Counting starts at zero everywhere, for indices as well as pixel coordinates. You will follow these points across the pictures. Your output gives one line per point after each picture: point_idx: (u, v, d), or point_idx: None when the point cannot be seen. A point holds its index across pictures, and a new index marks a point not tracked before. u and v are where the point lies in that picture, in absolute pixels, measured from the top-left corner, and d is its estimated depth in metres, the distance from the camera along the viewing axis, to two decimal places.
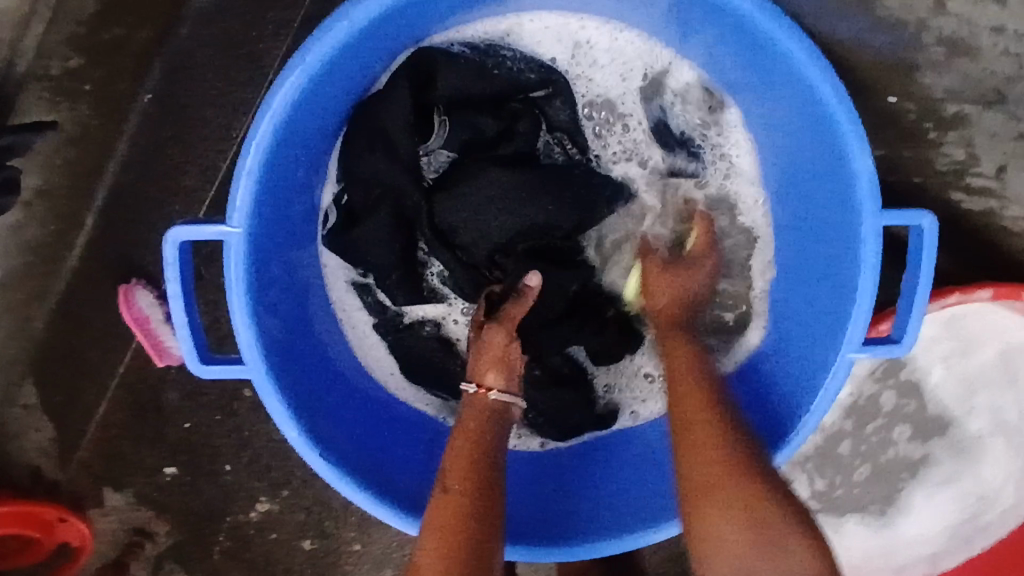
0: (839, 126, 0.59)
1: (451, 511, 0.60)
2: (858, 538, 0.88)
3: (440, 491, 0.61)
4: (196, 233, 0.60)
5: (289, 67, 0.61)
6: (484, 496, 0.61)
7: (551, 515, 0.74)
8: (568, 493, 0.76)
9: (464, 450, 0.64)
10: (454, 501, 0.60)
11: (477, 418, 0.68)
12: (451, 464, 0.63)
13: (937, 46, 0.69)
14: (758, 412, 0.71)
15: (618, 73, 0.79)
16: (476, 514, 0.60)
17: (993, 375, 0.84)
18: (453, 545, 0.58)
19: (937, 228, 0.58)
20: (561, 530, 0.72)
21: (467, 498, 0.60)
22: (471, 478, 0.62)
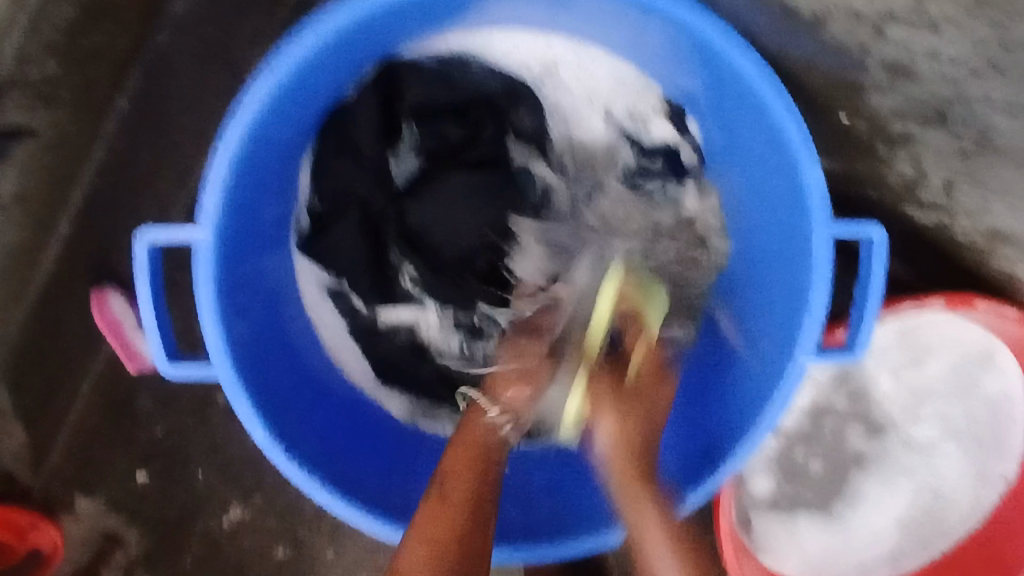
0: (791, 139, 0.61)
1: (447, 526, 0.59)
2: (816, 538, 0.89)
3: (438, 495, 0.61)
4: (169, 235, 0.62)
5: (261, 76, 0.63)
6: (482, 504, 0.61)
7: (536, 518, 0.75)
8: (555, 495, 0.77)
9: (467, 458, 0.63)
10: (449, 513, 0.60)
11: (478, 431, 0.65)
12: (453, 469, 0.63)
13: (876, 71, 0.64)
14: (724, 416, 0.72)
15: (584, 87, 0.80)
16: (470, 525, 0.60)
17: (943, 384, 0.88)
18: (434, 559, 0.58)
19: (887, 239, 0.61)
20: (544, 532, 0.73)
21: (463, 508, 0.60)
22: (470, 492, 0.61)
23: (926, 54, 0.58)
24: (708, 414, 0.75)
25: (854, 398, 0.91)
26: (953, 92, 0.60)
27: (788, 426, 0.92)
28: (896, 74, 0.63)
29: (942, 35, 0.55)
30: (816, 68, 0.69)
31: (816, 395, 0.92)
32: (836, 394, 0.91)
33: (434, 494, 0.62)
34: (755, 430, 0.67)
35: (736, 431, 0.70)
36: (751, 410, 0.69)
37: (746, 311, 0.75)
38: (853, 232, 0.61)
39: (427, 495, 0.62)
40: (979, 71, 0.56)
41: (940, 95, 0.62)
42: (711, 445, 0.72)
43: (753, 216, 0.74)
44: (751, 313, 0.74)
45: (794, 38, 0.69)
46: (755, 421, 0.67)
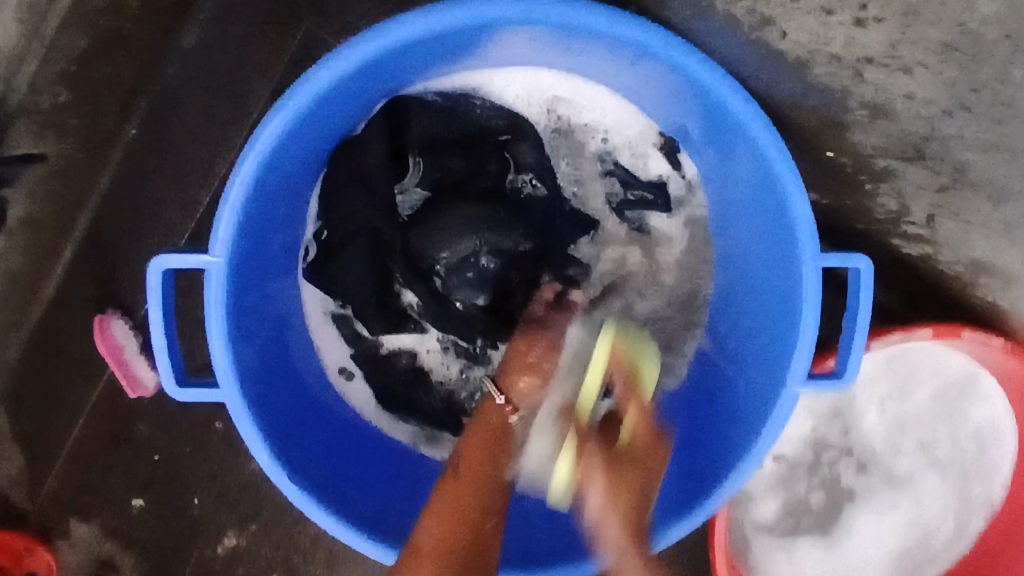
0: (780, 174, 0.64)
1: (461, 493, 0.65)
2: (809, 566, 0.91)
3: (453, 475, 0.67)
4: (180, 262, 0.63)
5: (274, 111, 0.65)
6: (493, 489, 0.67)
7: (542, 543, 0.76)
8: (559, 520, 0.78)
9: (482, 444, 0.71)
10: (462, 485, 0.66)
11: (496, 421, 0.74)
12: (469, 452, 0.70)
13: (857, 110, 0.68)
14: (719, 442, 0.74)
15: (582, 122, 0.83)
16: (483, 504, 0.65)
17: (928, 413, 0.90)
18: (450, 533, 0.61)
19: (872, 269, 0.63)
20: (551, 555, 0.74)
21: (477, 488, 0.66)
22: (486, 470, 0.68)
23: (901, 94, 0.63)
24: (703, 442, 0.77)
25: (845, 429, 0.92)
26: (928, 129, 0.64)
27: (788, 454, 0.93)
28: (876, 114, 0.67)
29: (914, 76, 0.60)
30: (802, 113, 0.74)
31: (813, 426, 0.93)
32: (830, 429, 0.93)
33: (452, 470, 0.68)
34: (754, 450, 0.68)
35: (733, 454, 0.71)
36: (747, 434, 0.70)
37: (736, 343, 0.78)
38: (841, 264, 0.63)
39: (444, 477, 0.68)
40: (951, 111, 0.60)
41: (918, 133, 0.65)
42: (701, 471, 0.74)
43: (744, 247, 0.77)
44: (741, 344, 0.77)
45: (779, 81, 0.72)
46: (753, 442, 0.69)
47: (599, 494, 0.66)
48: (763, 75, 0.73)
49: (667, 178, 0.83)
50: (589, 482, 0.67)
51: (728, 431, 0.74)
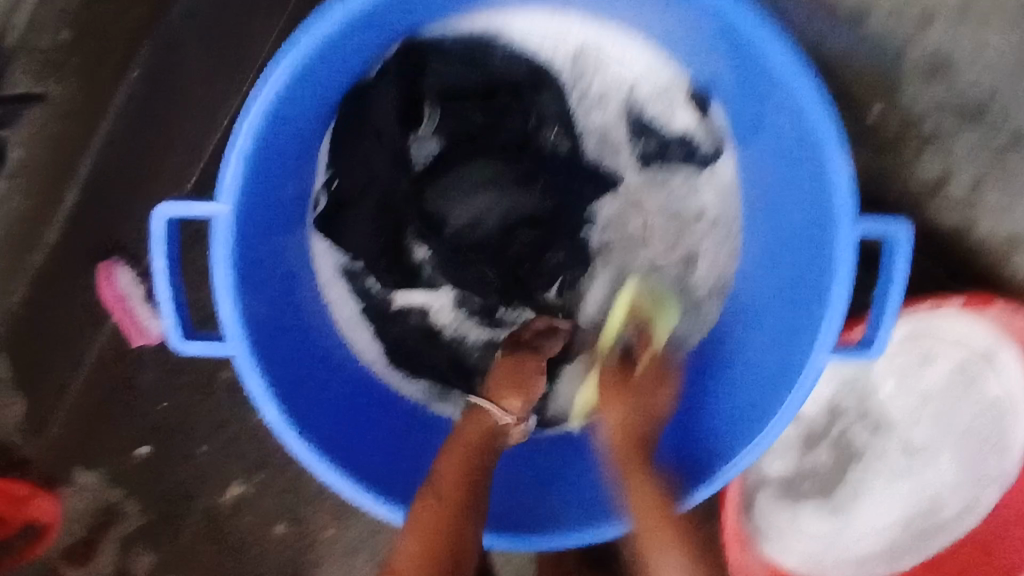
0: (819, 132, 0.60)
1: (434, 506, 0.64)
2: (814, 528, 0.89)
3: (430, 496, 0.65)
4: (187, 210, 0.61)
5: (285, 51, 0.62)
6: (468, 508, 0.64)
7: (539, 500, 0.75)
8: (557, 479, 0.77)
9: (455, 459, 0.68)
10: (437, 506, 0.64)
11: (479, 429, 0.70)
12: (447, 469, 0.67)
13: (911, 70, 0.69)
14: (730, 413, 0.73)
15: (607, 70, 0.79)
16: (455, 527, 0.63)
17: (947, 385, 0.87)
18: (422, 549, 0.61)
19: (912, 237, 0.60)
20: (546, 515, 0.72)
21: (450, 505, 0.64)
22: (463, 489, 0.65)
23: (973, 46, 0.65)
24: (708, 412, 0.75)
25: (858, 397, 0.90)
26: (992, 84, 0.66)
27: (811, 418, 0.91)
28: (935, 70, 0.68)
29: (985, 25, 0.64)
30: (851, 64, 0.73)
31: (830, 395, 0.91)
32: (855, 395, 0.90)
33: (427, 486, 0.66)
34: (772, 425, 0.66)
35: (746, 429, 0.70)
36: (763, 408, 0.69)
37: (759, 306, 0.75)
38: (877, 230, 0.60)
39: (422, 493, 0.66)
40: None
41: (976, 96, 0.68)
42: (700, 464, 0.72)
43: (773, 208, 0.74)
44: (764, 308, 0.74)
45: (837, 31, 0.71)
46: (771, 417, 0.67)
47: (613, 406, 0.70)
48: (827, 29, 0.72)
49: (695, 134, 0.79)
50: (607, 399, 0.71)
51: (735, 418, 0.72)
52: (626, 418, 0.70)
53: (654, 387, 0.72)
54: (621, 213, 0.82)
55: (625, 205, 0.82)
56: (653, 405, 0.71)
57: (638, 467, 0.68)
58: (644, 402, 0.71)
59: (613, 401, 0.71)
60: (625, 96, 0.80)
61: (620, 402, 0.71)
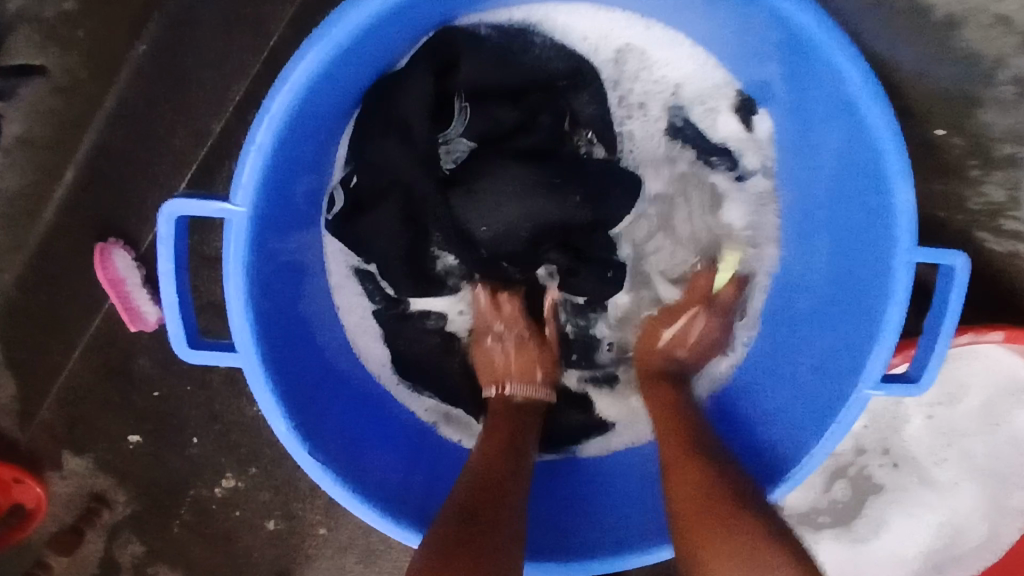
0: (885, 155, 0.56)
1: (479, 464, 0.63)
2: (830, 557, 0.87)
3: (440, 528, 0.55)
4: (194, 209, 0.56)
5: (313, 40, 0.57)
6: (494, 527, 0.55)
7: (550, 523, 0.71)
8: (572, 502, 0.73)
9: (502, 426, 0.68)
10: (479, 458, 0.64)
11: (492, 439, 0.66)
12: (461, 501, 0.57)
13: (1005, 85, 0.55)
14: (781, 435, 0.68)
15: (650, 73, 0.76)
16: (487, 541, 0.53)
17: (976, 419, 0.84)
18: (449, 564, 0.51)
19: (970, 270, 0.56)
20: (558, 543, 0.68)
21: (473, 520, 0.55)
22: (476, 507, 0.57)
23: None
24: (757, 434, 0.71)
25: (886, 430, 0.86)
26: None
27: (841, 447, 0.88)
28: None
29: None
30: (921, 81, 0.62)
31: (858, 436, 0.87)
32: (878, 433, 0.86)
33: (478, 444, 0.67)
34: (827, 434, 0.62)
35: (799, 445, 0.65)
36: (815, 421, 0.64)
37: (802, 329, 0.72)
38: (936, 262, 0.56)
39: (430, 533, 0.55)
40: None
41: None
42: (763, 451, 0.69)
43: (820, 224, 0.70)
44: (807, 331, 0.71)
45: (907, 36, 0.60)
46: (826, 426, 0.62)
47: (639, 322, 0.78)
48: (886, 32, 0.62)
49: (739, 142, 0.77)
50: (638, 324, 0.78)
51: (787, 437, 0.67)
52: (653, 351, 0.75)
53: (669, 317, 0.76)
54: (655, 224, 0.79)
55: (663, 213, 0.79)
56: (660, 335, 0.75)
57: (678, 449, 0.64)
58: (666, 339, 0.75)
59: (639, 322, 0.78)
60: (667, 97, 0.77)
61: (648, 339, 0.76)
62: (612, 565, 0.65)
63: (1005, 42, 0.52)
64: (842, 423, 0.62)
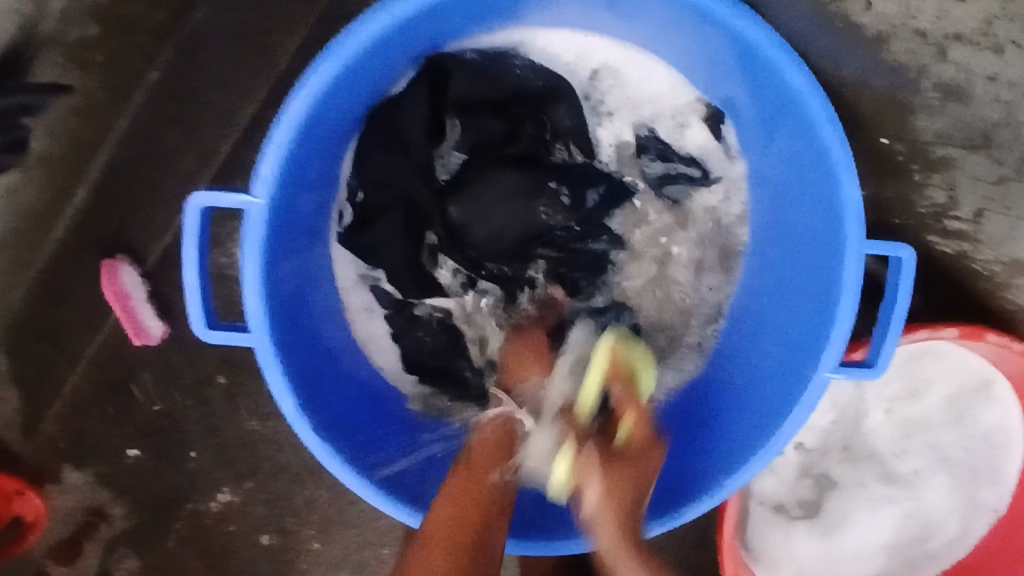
0: (835, 159, 0.63)
1: (471, 491, 0.64)
2: (805, 552, 0.90)
3: (463, 470, 0.67)
4: (222, 201, 0.62)
5: (327, 53, 0.64)
6: (502, 490, 0.66)
7: (539, 507, 0.76)
8: None
9: (486, 447, 0.70)
10: (470, 480, 0.66)
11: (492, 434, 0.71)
12: (481, 453, 0.69)
13: (929, 92, 0.67)
14: (727, 435, 0.75)
15: (629, 90, 0.82)
16: (492, 501, 0.64)
17: (937, 420, 0.89)
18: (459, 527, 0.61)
19: (916, 262, 0.62)
20: (546, 524, 0.74)
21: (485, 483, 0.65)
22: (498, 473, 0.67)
23: (984, 74, 0.63)
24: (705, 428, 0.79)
25: (845, 424, 0.91)
26: (1004, 115, 0.65)
27: (810, 443, 0.92)
28: (949, 97, 0.66)
29: (1003, 57, 0.62)
30: (864, 93, 0.72)
31: (819, 435, 0.92)
32: (839, 430, 0.91)
33: (465, 466, 0.68)
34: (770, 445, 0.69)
35: (745, 446, 0.72)
36: (762, 427, 0.71)
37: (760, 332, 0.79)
38: (884, 253, 0.63)
39: (455, 472, 0.68)
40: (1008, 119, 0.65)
41: (990, 119, 0.66)
42: (685, 477, 0.75)
43: (774, 246, 0.78)
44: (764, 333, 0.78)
45: (858, 58, 0.70)
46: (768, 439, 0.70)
47: (595, 479, 0.62)
48: (834, 53, 0.71)
49: (708, 153, 0.82)
50: (588, 476, 0.63)
51: (736, 434, 0.74)
52: (640, 421, 0.68)
53: (618, 467, 0.63)
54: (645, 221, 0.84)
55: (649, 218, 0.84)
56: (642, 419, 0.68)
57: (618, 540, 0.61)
58: (646, 409, 0.69)
59: (595, 476, 0.63)
60: (639, 115, 0.82)
61: (633, 403, 0.68)
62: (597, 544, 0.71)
63: (924, 53, 0.65)
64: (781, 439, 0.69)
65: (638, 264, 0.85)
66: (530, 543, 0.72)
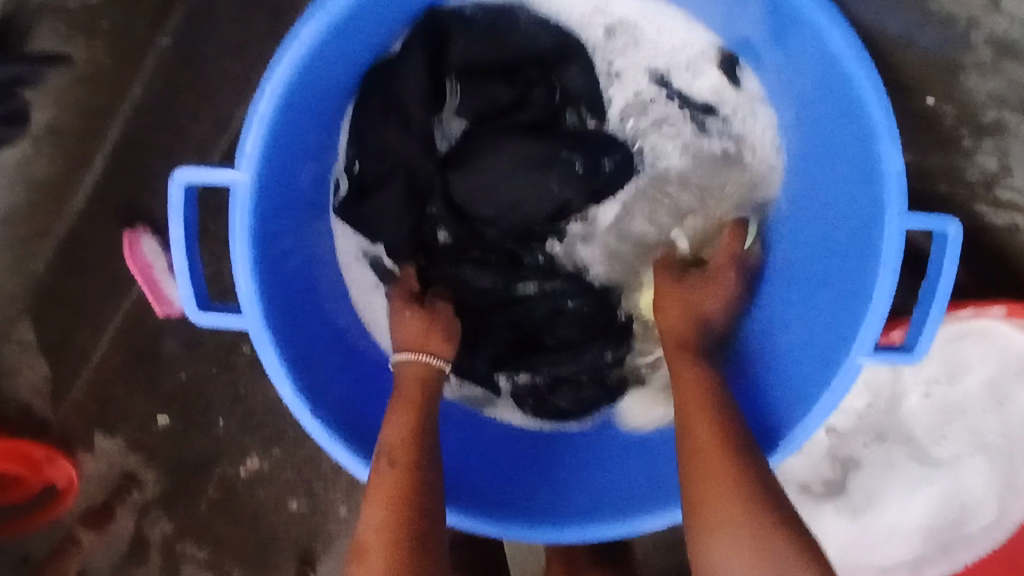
0: (872, 119, 0.58)
1: (401, 472, 0.62)
2: (831, 533, 0.87)
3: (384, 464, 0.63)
4: (204, 177, 0.59)
5: (315, 12, 0.60)
6: (428, 471, 0.63)
7: (516, 489, 0.74)
8: (548, 470, 0.77)
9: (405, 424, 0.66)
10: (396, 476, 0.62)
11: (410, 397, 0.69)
12: (394, 424, 0.66)
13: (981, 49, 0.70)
14: (775, 402, 0.70)
15: (640, 42, 0.78)
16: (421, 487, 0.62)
17: (979, 400, 0.84)
18: (393, 530, 0.59)
19: (963, 236, 0.57)
20: (524, 508, 0.72)
21: (406, 476, 0.62)
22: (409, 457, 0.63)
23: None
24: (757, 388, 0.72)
25: (880, 407, 0.87)
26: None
27: (842, 427, 0.88)
28: (1002, 54, 0.69)
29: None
30: (909, 54, 0.73)
31: (849, 418, 0.87)
32: (873, 415, 0.87)
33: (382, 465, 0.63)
34: (813, 415, 0.65)
35: (798, 408, 0.67)
36: (807, 395, 0.67)
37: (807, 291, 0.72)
38: (928, 227, 0.57)
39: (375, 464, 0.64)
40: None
41: None
42: (765, 419, 0.70)
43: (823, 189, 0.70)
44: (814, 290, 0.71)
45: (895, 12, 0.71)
46: (807, 411, 0.66)
47: (668, 293, 0.73)
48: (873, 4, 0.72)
49: (725, 103, 0.78)
50: (662, 298, 0.74)
51: (790, 393, 0.69)
52: (682, 321, 0.71)
53: (704, 287, 0.73)
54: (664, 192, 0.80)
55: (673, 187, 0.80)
56: (699, 307, 0.72)
57: (699, 409, 0.65)
58: (697, 303, 0.72)
59: (667, 289, 0.74)
60: (649, 70, 0.78)
61: (679, 302, 0.72)
62: (566, 532, 0.69)
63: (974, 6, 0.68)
64: (814, 420, 0.65)
65: (648, 221, 0.80)
66: (482, 519, 0.70)
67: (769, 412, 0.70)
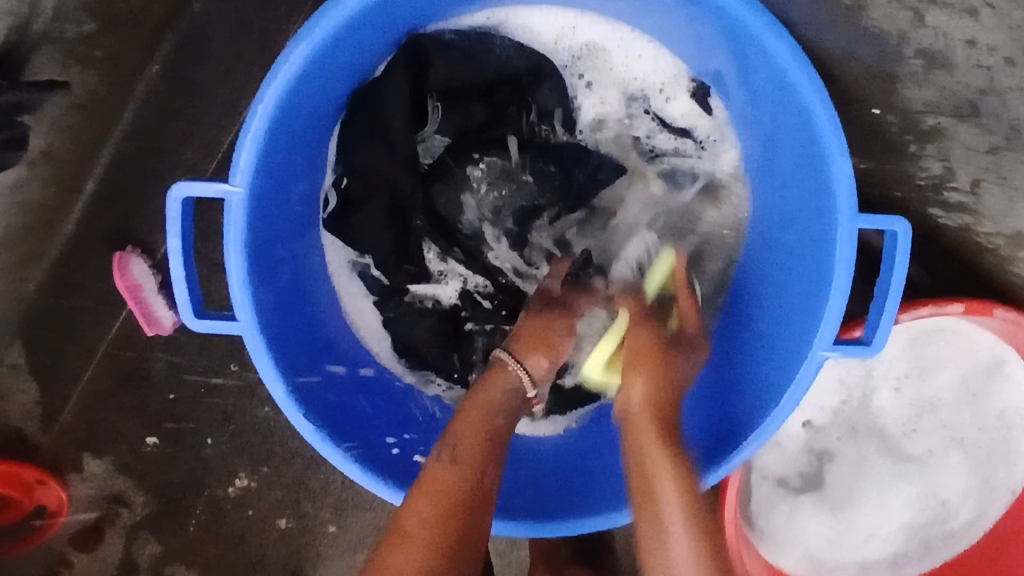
0: (823, 131, 0.62)
1: (467, 463, 0.62)
2: (813, 527, 0.89)
3: (447, 458, 0.63)
4: (200, 190, 0.62)
5: (301, 38, 0.64)
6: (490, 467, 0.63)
7: (529, 491, 0.77)
8: (557, 471, 0.79)
9: (474, 429, 0.65)
10: (456, 472, 0.62)
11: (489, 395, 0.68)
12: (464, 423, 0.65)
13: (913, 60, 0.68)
14: (746, 401, 0.73)
15: (610, 64, 0.82)
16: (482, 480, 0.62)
17: (951, 402, 0.88)
18: (445, 518, 0.59)
19: (912, 234, 0.61)
20: (538, 509, 0.74)
21: (471, 469, 0.62)
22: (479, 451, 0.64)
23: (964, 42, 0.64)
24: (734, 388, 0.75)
25: (851, 402, 0.90)
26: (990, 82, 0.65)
27: (819, 421, 0.91)
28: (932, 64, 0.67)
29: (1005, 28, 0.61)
30: (851, 65, 0.74)
31: (824, 413, 0.91)
32: (847, 411, 0.90)
33: (444, 455, 0.63)
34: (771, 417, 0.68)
35: (759, 407, 0.70)
36: (767, 396, 0.70)
37: (769, 297, 0.76)
38: (878, 227, 0.62)
39: (434, 457, 0.64)
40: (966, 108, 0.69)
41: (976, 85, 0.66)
42: (736, 419, 0.72)
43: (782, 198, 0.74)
44: (775, 298, 0.75)
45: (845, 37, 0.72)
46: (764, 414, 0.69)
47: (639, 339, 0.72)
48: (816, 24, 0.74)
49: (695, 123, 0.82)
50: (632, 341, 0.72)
51: (757, 391, 0.72)
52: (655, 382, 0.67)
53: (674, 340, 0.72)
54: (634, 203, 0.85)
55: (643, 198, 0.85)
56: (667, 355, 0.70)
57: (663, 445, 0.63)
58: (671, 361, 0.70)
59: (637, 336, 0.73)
60: (621, 90, 0.83)
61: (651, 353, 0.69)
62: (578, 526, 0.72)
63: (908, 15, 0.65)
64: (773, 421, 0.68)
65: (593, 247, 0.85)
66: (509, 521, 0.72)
67: (738, 412, 0.73)
